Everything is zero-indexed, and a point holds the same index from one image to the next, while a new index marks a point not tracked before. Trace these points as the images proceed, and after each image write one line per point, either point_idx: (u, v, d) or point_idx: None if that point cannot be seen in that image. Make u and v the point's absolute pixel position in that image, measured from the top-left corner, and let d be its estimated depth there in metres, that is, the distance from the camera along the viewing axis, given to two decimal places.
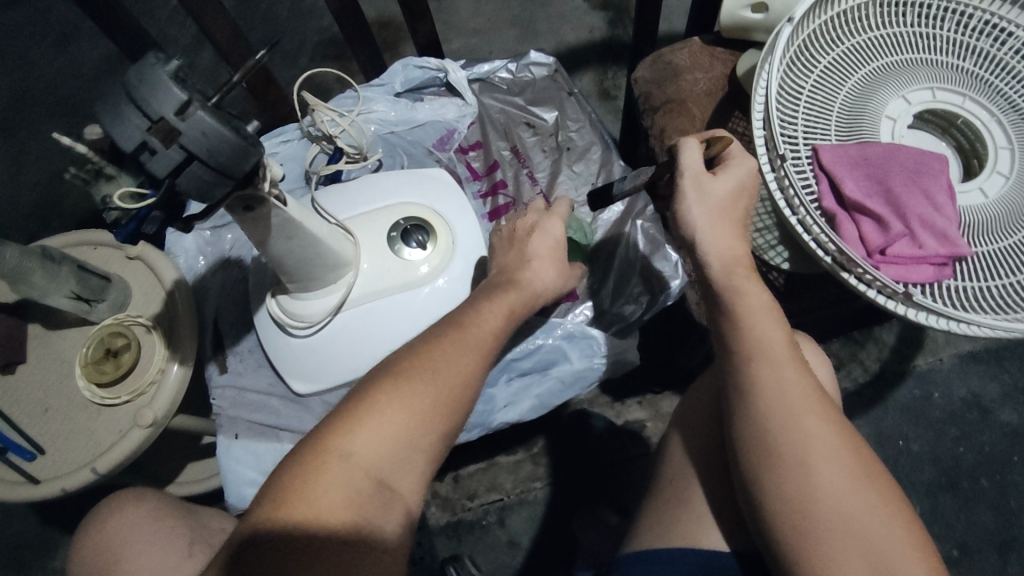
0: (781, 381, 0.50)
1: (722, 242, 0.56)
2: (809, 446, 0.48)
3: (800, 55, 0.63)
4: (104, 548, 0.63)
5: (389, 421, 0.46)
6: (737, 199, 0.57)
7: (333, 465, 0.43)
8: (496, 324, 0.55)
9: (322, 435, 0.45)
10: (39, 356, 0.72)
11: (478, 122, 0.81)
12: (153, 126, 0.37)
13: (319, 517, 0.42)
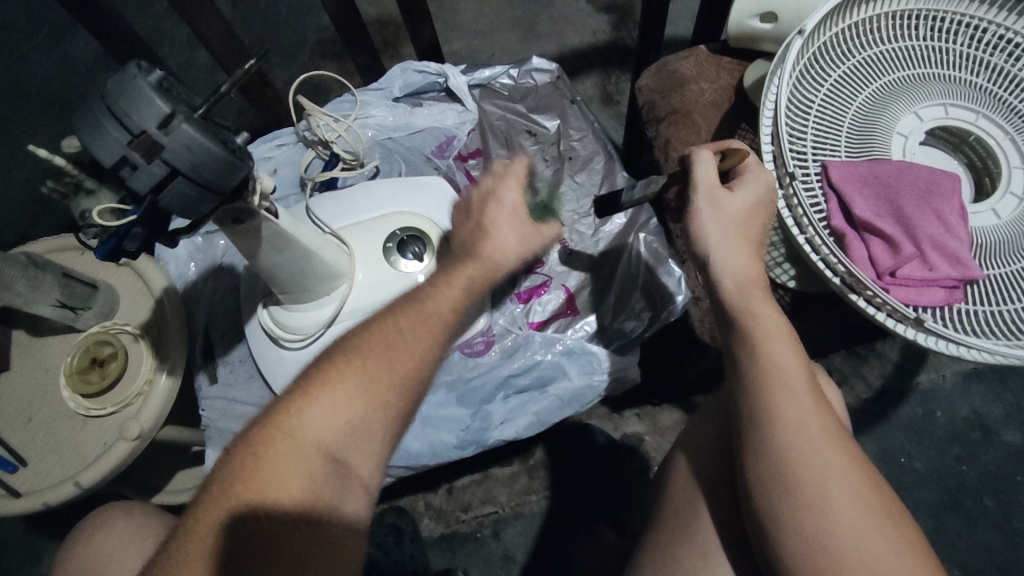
0: (800, 408, 0.49)
1: (737, 259, 0.55)
2: (829, 477, 0.46)
3: (810, 68, 0.62)
4: (90, 558, 0.61)
5: (345, 397, 0.46)
6: (755, 216, 0.57)
7: (283, 441, 0.43)
8: (454, 299, 0.51)
9: (275, 410, 0.45)
10: (23, 364, 0.70)
11: (478, 130, 0.79)
12: (134, 140, 0.36)
13: (268, 495, 0.42)
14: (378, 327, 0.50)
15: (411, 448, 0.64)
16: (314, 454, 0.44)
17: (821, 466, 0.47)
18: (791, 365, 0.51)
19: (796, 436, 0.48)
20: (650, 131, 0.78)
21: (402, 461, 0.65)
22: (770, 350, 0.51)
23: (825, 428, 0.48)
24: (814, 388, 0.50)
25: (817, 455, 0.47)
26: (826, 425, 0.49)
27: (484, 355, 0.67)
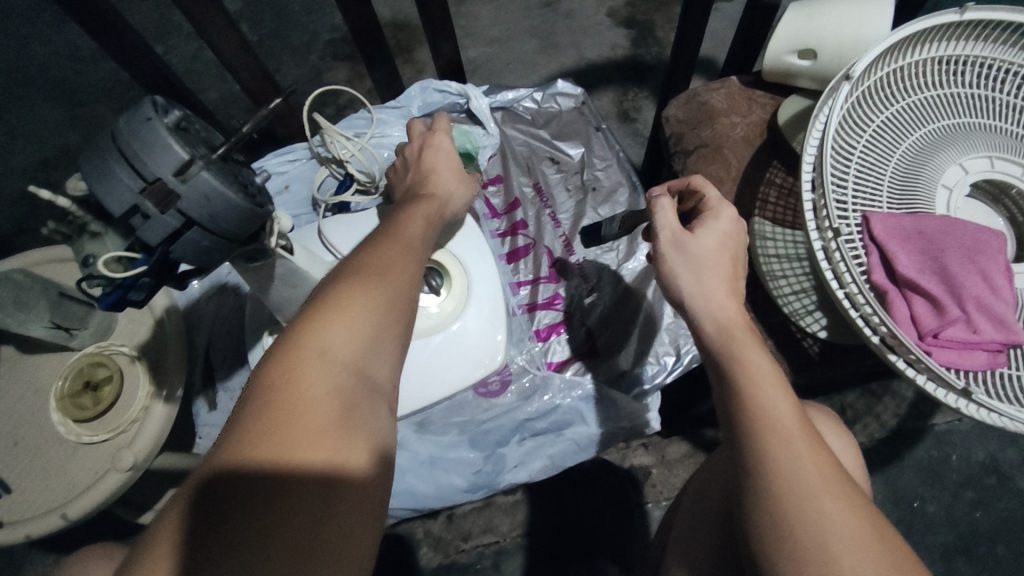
0: (805, 468, 0.40)
1: (715, 304, 0.48)
2: (841, 541, 0.37)
3: (854, 112, 0.59)
4: None
5: (351, 328, 0.39)
6: (725, 254, 0.50)
7: (312, 362, 0.37)
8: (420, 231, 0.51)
9: (288, 340, 0.38)
10: (9, 382, 0.66)
11: (499, 154, 0.75)
12: (147, 188, 0.32)
13: (307, 425, 0.35)
14: (355, 267, 0.44)
15: (419, 491, 0.62)
16: (331, 397, 0.36)
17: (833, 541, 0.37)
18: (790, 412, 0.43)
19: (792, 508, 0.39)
20: (677, 164, 0.76)
21: (410, 503, 0.62)
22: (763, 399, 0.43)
23: (835, 492, 0.39)
24: (818, 441, 0.42)
25: (827, 528, 0.38)
26: (839, 483, 0.40)
27: (500, 396, 0.65)
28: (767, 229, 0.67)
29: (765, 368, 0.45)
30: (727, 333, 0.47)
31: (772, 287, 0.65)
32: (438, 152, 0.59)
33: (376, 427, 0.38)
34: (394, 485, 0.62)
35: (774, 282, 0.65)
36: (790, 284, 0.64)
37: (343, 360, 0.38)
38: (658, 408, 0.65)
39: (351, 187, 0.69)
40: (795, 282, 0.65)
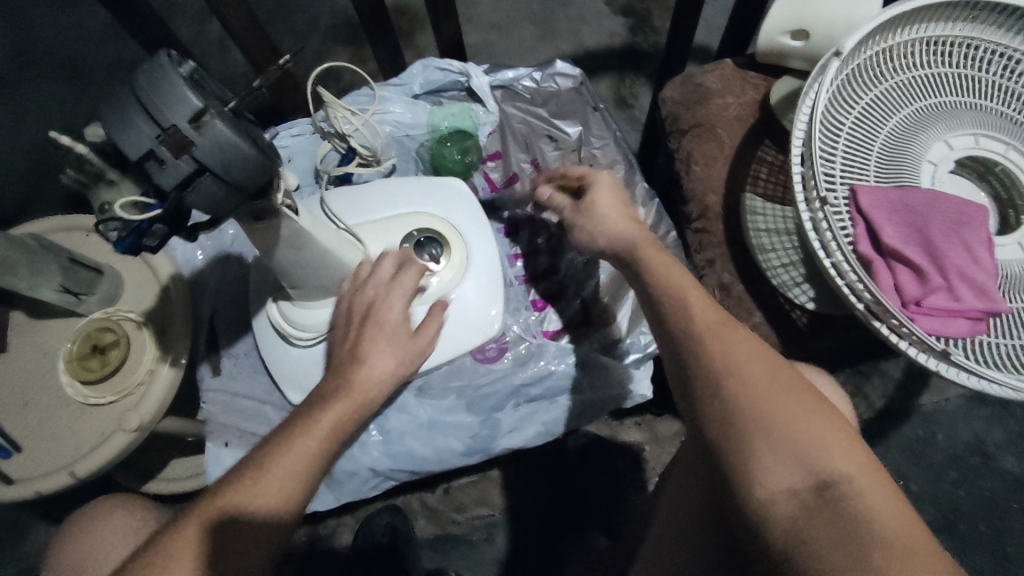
0: (743, 404, 0.44)
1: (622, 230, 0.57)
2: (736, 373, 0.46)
3: (844, 90, 0.61)
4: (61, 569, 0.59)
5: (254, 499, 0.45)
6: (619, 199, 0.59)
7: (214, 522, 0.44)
8: (374, 381, 0.54)
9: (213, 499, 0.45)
10: (19, 346, 0.68)
11: (499, 131, 0.77)
12: (164, 135, 0.34)
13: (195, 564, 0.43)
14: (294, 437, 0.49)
15: (417, 453, 0.63)
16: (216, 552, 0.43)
17: (760, 469, 0.43)
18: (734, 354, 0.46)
19: (730, 437, 0.44)
20: (672, 143, 0.77)
21: (409, 466, 0.64)
22: (712, 350, 0.47)
23: (772, 426, 0.43)
24: (768, 379, 0.45)
25: (758, 455, 0.43)
26: (777, 412, 0.44)
27: (496, 362, 0.67)
28: (758, 205, 0.69)
29: (701, 303, 0.50)
30: (637, 255, 0.55)
31: (762, 261, 0.66)
32: (387, 313, 0.57)
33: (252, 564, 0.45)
34: (393, 447, 0.64)
35: (763, 255, 0.67)
36: (780, 257, 0.66)
37: (308, 454, 0.48)
38: (649, 377, 0.68)
39: (354, 159, 0.71)
40: (785, 255, 0.67)
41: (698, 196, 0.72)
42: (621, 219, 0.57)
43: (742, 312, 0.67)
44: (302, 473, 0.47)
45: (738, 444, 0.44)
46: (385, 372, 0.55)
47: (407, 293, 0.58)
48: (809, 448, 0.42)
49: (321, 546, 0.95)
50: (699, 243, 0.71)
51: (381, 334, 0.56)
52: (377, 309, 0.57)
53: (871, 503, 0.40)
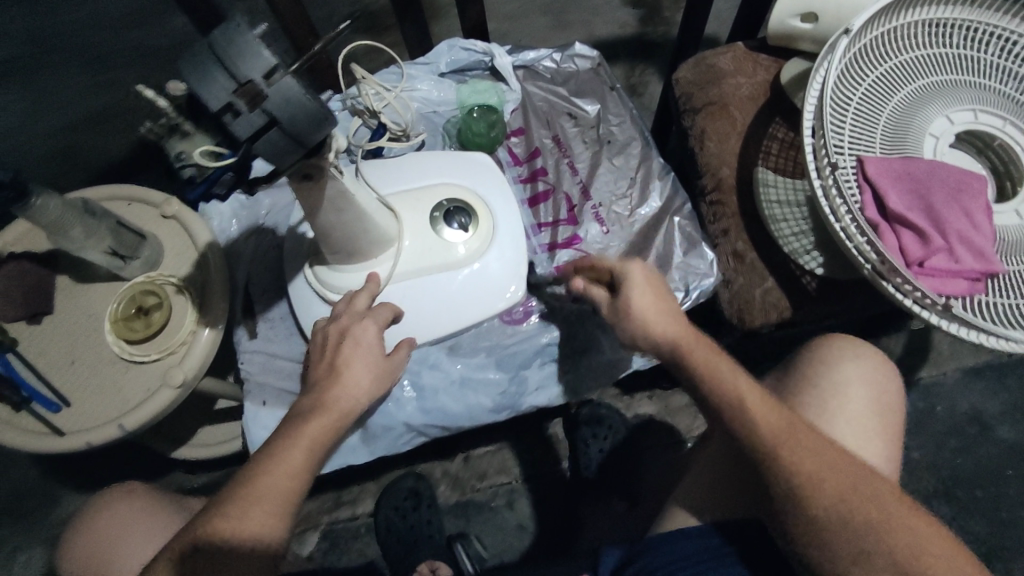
0: (801, 485, 0.54)
1: (664, 325, 0.58)
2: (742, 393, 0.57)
3: (853, 66, 0.64)
4: (98, 543, 0.62)
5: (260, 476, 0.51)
6: (656, 286, 0.60)
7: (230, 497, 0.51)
8: (364, 387, 0.58)
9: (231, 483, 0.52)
10: (67, 308, 0.72)
11: (521, 109, 0.81)
12: (240, 88, 0.36)
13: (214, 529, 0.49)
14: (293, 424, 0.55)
15: (450, 409, 0.68)
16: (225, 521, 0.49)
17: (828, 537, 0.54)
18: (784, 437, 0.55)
19: (787, 487, 0.54)
20: (686, 121, 0.81)
21: (441, 421, 0.68)
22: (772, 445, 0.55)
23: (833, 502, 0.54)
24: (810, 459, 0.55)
25: (826, 528, 0.54)
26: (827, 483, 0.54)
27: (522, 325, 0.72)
28: (770, 177, 0.73)
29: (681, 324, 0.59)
30: (679, 355, 0.58)
31: (774, 230, 0.70)
32: (358, 342, 0.59)
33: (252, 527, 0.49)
34: (427, 403, 0.68)
35: (775, 224, 0.71)
36: (790, 227, 0.70)
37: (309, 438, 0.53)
38: None
39: (384, 135, 0.73)
40: (795, 225, 0.70)
41: (711, 170, 0.76)
42: (660, 306, 0.59)
43: (755, 277, 0.71)
44: (283, 508, 0.50)
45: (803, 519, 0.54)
46: (362, 386, 0.57)
47: (378, 327, 0.60)
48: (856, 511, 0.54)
49: (345, 511, 0.99)
50: (713, 214, 0.75)
51: (362, 352, 0.59)
52: (356, 328, 0.59)
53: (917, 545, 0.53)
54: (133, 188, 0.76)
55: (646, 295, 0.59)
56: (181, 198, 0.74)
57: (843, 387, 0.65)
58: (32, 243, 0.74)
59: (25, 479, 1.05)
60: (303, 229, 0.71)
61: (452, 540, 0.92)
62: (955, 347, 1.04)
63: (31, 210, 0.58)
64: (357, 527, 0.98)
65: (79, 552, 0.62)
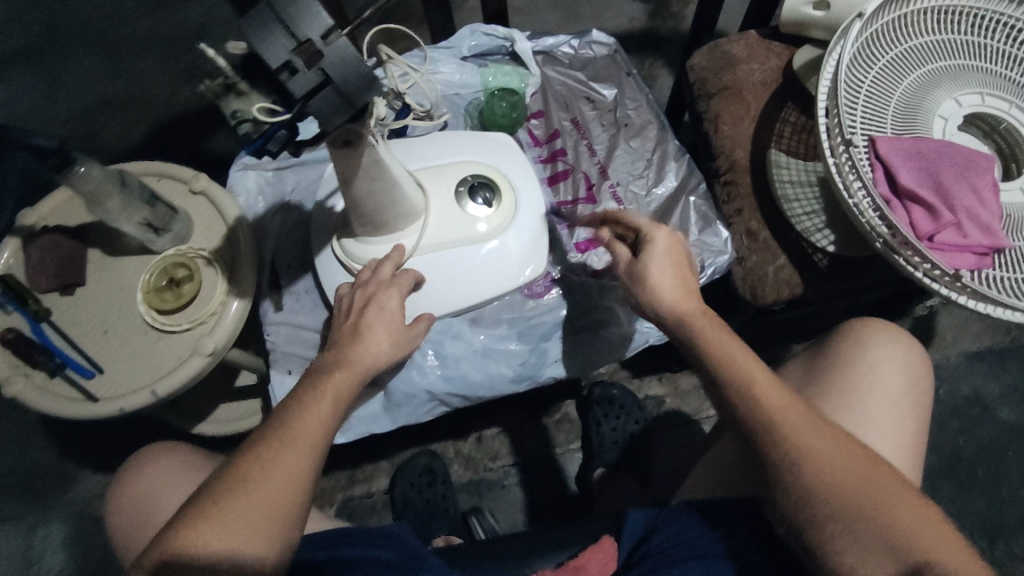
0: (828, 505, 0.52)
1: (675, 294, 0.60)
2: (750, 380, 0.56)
3: (864, 50, 0.67)
4: (139, 501, 0.64)
5: (282, 448, 0.51)
6: (680, 265, 0.62)
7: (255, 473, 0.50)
8: (379, 352, 0.59)
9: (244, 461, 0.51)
10: (98, 280, 0.73)
11: (541, 93, 0.83)
12: (299, 47, 0.39)
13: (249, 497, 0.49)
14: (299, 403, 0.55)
15: (472, 377, 0.71)
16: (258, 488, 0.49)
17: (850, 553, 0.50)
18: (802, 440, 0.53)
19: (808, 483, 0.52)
20: (700, 106, 0.83)
21: (463, 390, 0.71)
22: (793, 449, 0.53)
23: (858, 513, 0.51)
24: (837, 468, 0.52)
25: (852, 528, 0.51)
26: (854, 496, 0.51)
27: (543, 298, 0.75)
28: (783, 159, 0.75)
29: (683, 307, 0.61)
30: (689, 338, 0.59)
31: (786, 209, 0.73)
32: (378, 308, 0.61)
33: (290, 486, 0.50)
34: (450, 371, 0.71)
35: (787, 204, 0.73)
36: (802, 206, 0.73)
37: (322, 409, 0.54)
38: None
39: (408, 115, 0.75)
40: (807, 205, 0.73)
41: (726, 151, 0.78)
42: (675, 275, 0.61)
43: (768, 254, 0.73)
44: (278, 509, 0.49)
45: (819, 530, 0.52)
46: (380, 351, 0.60)
47: (401, 292, 0.63)
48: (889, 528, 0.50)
49: (361, 488, 1.00)
50: (727, 194, 0.77)
51: (385, 319, 0.61)
52: (379, 295, 0.62)
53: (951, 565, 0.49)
54: (159, 164, 0.77)
55: (666, 265, 0.61)
56: (210, 174, 0.76)
57: (881, 367, 0.67)
58: (64, 217, 0.75)
59: (42, 458, 1.06)
60: (331, 204, 0.74)
61: (466, 515, 0.94)
62: (958, 332, 1.06)
63: (74, 177, 0.62)
64: (373, 504, 1.00)
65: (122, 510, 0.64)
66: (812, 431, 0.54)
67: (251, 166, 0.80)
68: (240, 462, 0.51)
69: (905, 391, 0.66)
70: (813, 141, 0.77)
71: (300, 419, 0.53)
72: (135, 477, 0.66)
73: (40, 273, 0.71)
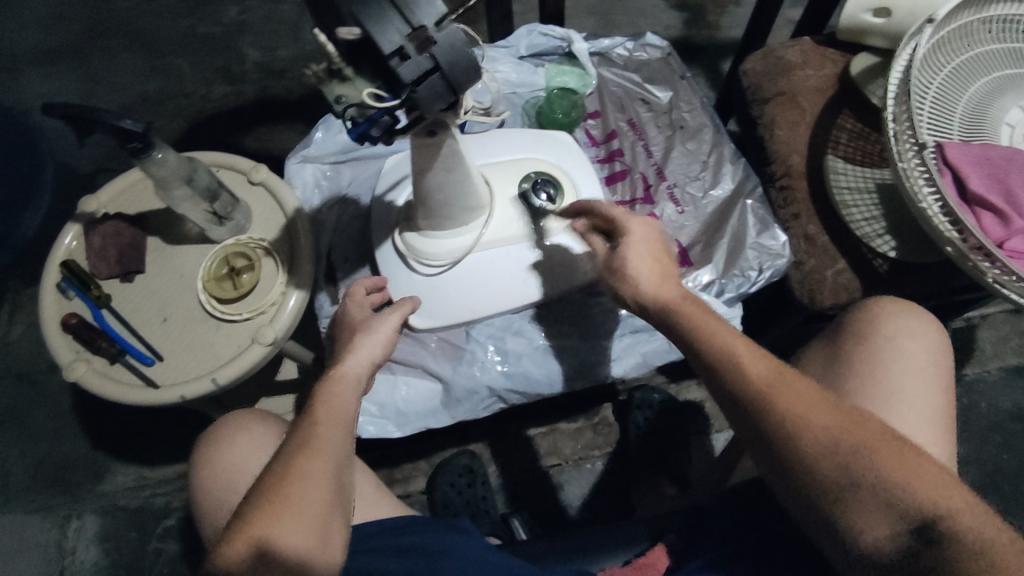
0: (836, 488, 0.47)
1: (654, 281, 0.57)
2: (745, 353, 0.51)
3: (931, 57, 0.67)
4: (223, 484, 0.61)
5: (319, 454, 0.49)
6: (661, 256, 0.58)
7: (295, 482, 0.48)
8: (379, 351, 0.59)
9: (277, 476, 0.48)
10: (157, 268, 0.73)
11: (597, 93, 0.85)
12: (412, 33, 0.40)
13: (294, 507, 0.47)
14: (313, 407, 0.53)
15: (533, 374, 0.73)
16: (310, 496, 0.48)
17: (862, 522, 0.47)
18: (812, 420, 0.48)
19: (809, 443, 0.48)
20: (754, 111, 0.84)
21: (523, 388, 0.73)
22: (793, 426, 0.48)
23: (886, 493, 0.46)
24: (852, 442, 0.48)
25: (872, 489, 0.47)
26: (864, 464, 0.47)
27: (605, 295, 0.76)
28: (840, 165, 0.76)
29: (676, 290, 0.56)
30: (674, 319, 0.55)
31: (845, 215, 0.73)
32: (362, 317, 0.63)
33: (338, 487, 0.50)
34: (512, 368, 0.73)
35: (846, 210, 0.73)
36: (862, 212, 0.73)
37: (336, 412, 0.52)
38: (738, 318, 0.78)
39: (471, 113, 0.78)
40: (866, 210, 0.73)
41: (782, 157, 0.79)
42: (657, 268, 0.57)
43: (828, 259, 0.73)
44: (326, 505, 0.48)
45: (829, 502, 0.48)
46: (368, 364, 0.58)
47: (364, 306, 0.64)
48: (902, 496, 0.46)
49: (399, 488, 0.99)
50: (784, 199, 0.77)
51: (365, 337, 0.59)
52: (349, 306, 0.64)
53: (977, 537, 0.44)
54: (218, 155, 0.77)
55: (641, 254, 0.58)
56: (269, 166, 0.76)
57: (901, 341, 0.63)
58: (123, 204, 0.75)
59: (75, 450, 1.05)
60: (391, 197, 0.74)
61: (508, 515, 0.93)
62: (998, 346, 1.06)
63: (150, 162, 0.63)
64: (410, 504, 0.98)
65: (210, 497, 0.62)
66: (820, 406, 0.49)
67: (308, 159, 0.82)
68: (269, 476, 0.49)
69: (920, 363, 0.62)
70: (870, 148, 0.77)
71: (315, 427, 0.51)
72: (213, 460, 0.63)
73: (101, 259, 0.72)
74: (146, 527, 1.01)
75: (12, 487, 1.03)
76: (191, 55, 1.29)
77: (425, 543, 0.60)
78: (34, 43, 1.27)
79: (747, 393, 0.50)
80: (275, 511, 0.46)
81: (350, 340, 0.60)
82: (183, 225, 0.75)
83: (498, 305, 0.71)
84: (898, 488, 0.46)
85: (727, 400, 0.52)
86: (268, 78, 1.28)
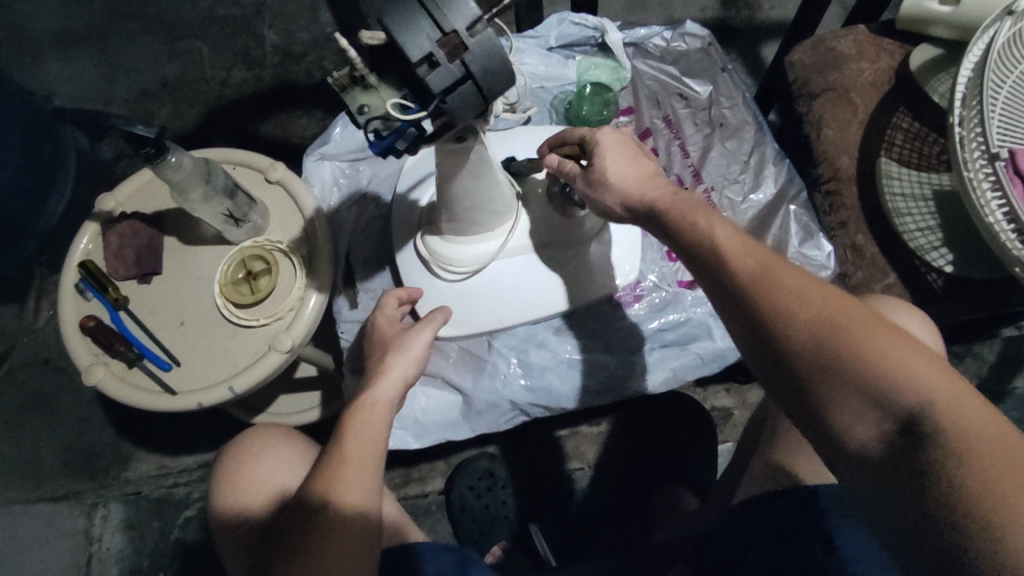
0: (813, 362, 0.42)
1: (638, 171, 0.54)
2: (714, 224, 0.49)
3: (1008, 51, 0.61)
4: (248, 500, 0.62)
5: (346, 501, 0.50)
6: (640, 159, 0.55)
7: (319, 526, 0.48)
8: (410, 370, 0.58)
9: (302, 519, 0.49)
10: (173, 270, 0.71)
11: (631, 88, 0.82)
12: (443, 39, 0.36)
13: (320, 551, 0.48)
14: (340, 445, 0.52)
15: (557, 388, 0.71)
16: (338, 543, 0.48)
17: (846, 416, 0.41)
18: (802, 305, 0.43)
19: (776, 316, 0.43)
20: (800, 108, 0.77)
21: (547, 401, 0.72)
22: (767, 296, 0.44)
23: (862, 371, 0.40)
24: (827, 310, 0.42)
25: (852, 367, 0.40)
26: (858, 349, 0.40)
27: (632, 308, 0.74)
28: (893, 170, 0.70)
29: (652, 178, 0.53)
30: (656, 213, 0.52)
31: (898, 224, 0.69)
32: (386, 330, 0.62)
33: (372, 529, 0.50)
34: (535, 382, 0.72)
35: (899, 219, 0.69)
36: (914, 222, 0.69)
37: (356, 452, 0.52)
38: None
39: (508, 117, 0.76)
40: (920, 220, 0.69)
41: (829, 158, 0.73)
42: (620, 157, 0.54)
43: (877, 272, 0.69)
44: (359, 548, 0.49)
45: (808, 392, 0.42)
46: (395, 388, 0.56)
47: (391, 317, 0.63)
48: (889, 387, 0.39)
49: (415, 487, 0.96)
50: (830, 205, 0.73)
51: (397, 356, 0.58)
52: (377, 318, 0.63)
53: (970, 433, 0.37)
54: (235, 152, 0.74)
55: (621, 158, 0.54)
56: (287, 164, 0.74)
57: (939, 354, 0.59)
58: (140, 202, 0.74)
59: (99, 438, 1.06)
60: (417, 195, 0.71)
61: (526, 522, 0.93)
62: None
63: (164, 166, 0.61)
64: (428, 504, 0.96)
65: (234, 512, 0.62)
66: (805, 287, 0.44)
67: (326, 157, 0.80)
68: (298, 515, 0.49)
69: None
70: (927, 151, 0.71)
71: (344, 464, 0.51)
72: (234, 478, 0.64)
73: (118, 260, 0.70)
74: (169, 517, 1.02)
75: (40, 473, 1.05)
76: (208, 38, 1.26)
77: (451, 569, 0.60)
78: (53, 26, 1.26)
79: (726, 276, 0.46)
80: (299, 554, 0.48)
81: (382, 358, 0.59)
82: (200, 224, 0.73)
83: (522, 314, 0.68)
84: (885, 377, 0.40)
85: (708, 279, 0.48)
86: (286, 62, 1.24)
